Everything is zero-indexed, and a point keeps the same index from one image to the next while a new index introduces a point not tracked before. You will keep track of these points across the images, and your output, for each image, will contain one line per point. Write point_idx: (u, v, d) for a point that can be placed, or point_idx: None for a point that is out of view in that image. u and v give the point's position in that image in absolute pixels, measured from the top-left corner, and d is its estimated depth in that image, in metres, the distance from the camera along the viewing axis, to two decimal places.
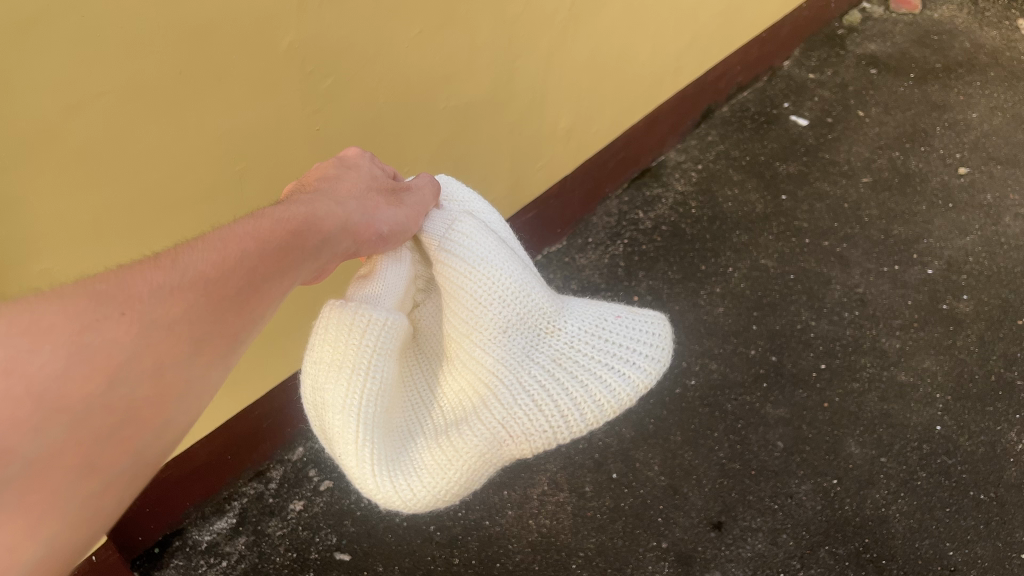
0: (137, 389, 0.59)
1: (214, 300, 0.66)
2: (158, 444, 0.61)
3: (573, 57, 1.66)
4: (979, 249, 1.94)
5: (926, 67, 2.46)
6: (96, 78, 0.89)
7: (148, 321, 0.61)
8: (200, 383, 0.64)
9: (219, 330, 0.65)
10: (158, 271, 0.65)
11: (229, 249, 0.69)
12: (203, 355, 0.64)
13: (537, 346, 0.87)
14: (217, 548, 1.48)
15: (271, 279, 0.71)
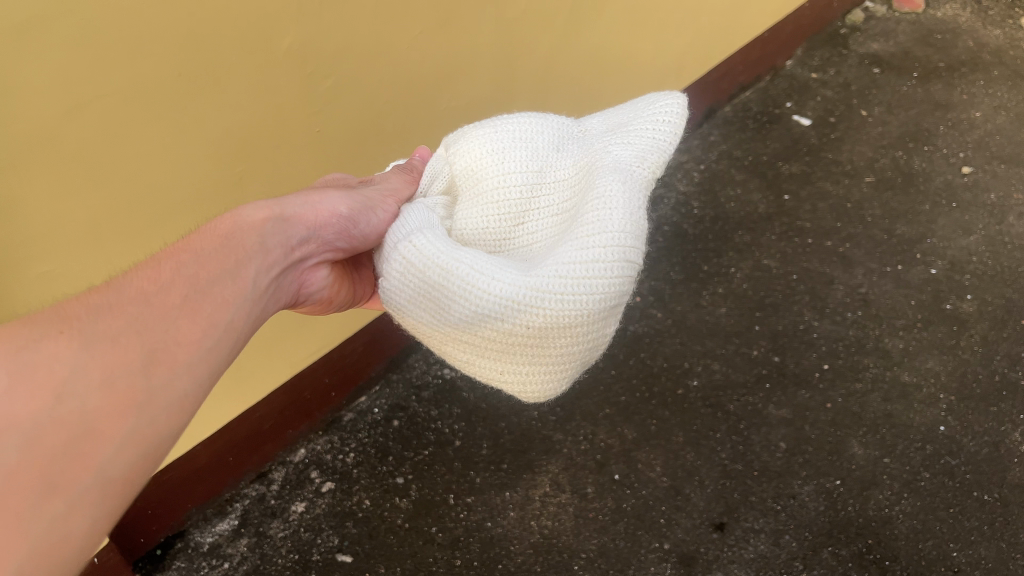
0: (88, 401, 0.62)
1: (157, 309, 0.70)
2: (122, 455, 0.62)
3: (574, 57, 1.66)
4: (983, 248, 1.93)
5: (929, 66, 2.46)
6: (95, 80, 0.89)
7: (88, 338, 0.65)
8: (161, 388, 0.66)
9: (169, 336, 0.69)
10: (97, 296, 0.70)
11: (164, 265, 0.75)
12: (156, 362, 0.67)
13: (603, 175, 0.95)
14: (219, 550, 1.48)
15: (219, 285, 0.75)
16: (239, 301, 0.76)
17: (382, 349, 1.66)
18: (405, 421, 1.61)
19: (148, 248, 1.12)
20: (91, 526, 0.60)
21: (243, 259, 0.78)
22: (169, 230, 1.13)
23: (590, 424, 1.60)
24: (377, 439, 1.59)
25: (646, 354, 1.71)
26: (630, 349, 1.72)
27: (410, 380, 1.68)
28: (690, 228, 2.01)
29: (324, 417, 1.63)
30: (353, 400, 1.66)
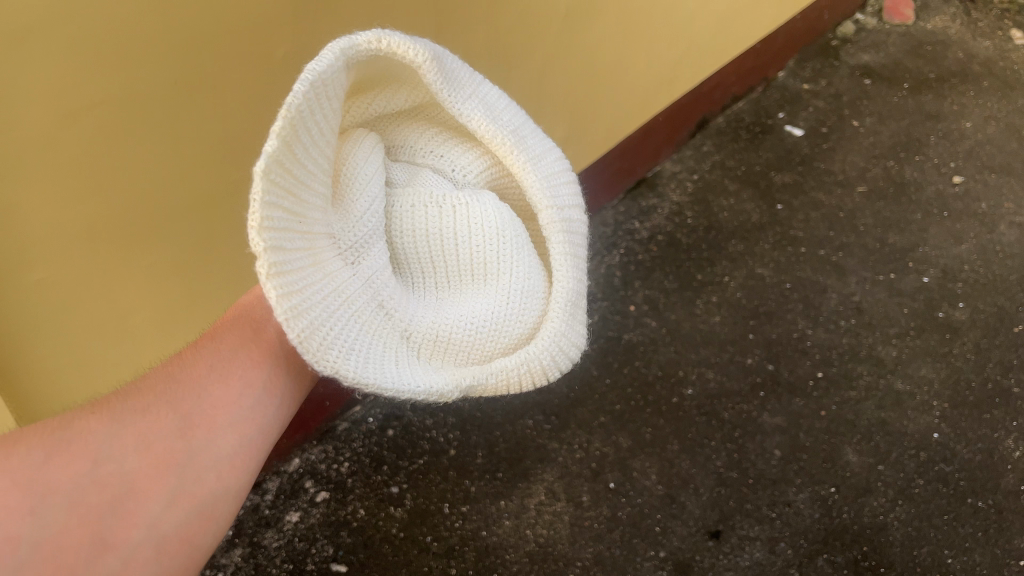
0: (129, 463, 0.68)
1: (182, 385, 0.75)
2: (173, 511, 0.69)
3: (568, 68, 1.67)
4: (974, 257, 1.94)
5: (920, 77, 2.48)
6: (90, 88, 0.90)
7: (119, 414, 0.71)
8: (201, 449, 0.72)
9: (197, 408, 0.74)
10: (124, 386, 0.75)
11: (187, 353, 0.80)
12: (190, 429, 0.73)
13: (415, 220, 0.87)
14: (212, 560, 1.46)
15: (241, 352, 0.81)
16: (262, 374, 0.81)
17: None
18: (400, 431, 1.62)
19: (144, 255, 1.12)
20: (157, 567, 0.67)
21: (263, 326, 0.84)
22: (166, 238, 1.12)
23: (586, 433, 1.60)
24: (371, 447, 1.60)
25: (640, 363, 1.72)
26: (624, 359, 1.73)
27: None
28: (684, 238, 2.02)
29: (318, 426, 1.62)
30: (347, 409, 1.65)
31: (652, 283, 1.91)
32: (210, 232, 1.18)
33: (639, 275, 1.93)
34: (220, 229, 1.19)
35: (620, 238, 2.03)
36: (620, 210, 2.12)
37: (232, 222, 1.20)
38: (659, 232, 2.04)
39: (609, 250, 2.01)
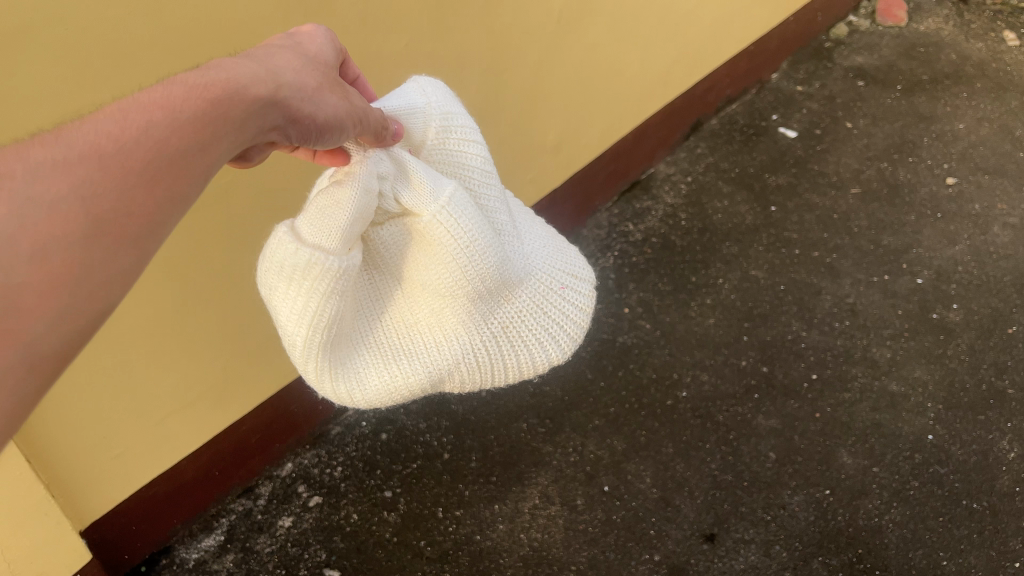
0: (17, 271, 0.50)
1: (115, 172, 0.57)
2: (57, 332, 0.52)
3: (561, 70, 1.67)
4: (968, 258, 1.94)
5: (913, 79, 2.48)
6: (80, 90, 0.90)
7: (24, 199, 0.53)
8: (102, 262, 0.55)
9: (122, 204, 0.57)
10: (40, 148, 0.56)
11: (131, 118, 0.60)
12: (105, 233, 0.56)
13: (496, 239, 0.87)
14: (204, 566, 1.45)
15: (190, 146, 0.62)
16: (201, 181, 0.63)
17: None
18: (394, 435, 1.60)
19: None
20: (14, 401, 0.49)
21: (223, 132, 0.64)
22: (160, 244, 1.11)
23: (580, 436, 1.59)
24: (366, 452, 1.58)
25: (635, 366, 1.72)
26: (618, 362, 1.73)
27: None
28: (678, 240, 2.02)
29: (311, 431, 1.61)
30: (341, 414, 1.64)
31: (646, 286, 1.91)
32: None
33: (633, 278, 1.93)
34: None
35: (614, 241, 2.03)
36: (614, 212, 2.11)
37: None
38: (653, 234, 2.04)
39: (602, 253, 2.00)
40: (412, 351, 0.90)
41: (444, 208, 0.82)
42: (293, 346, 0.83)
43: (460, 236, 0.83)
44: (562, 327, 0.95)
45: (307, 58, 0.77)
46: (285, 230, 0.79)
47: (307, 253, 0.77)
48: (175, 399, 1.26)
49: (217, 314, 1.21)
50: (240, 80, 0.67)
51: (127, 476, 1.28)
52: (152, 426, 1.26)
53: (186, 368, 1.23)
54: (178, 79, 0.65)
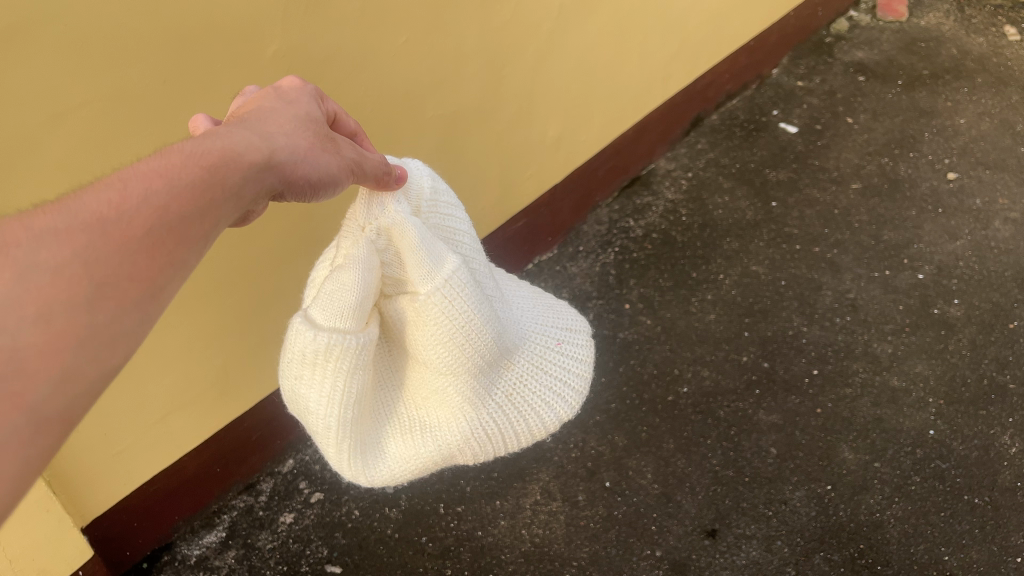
0: (22, 335, 0.53)
1: (116, 240, 0.60)
2: (61, 394, 0.54)
3: (561, 67, 1.67)
4: (969, 253, 1.94)
5: (914, 73, 2.48)
6: (80, 86, 0.90)
7: (27, 266, 0.55)
8: (106, 325, 0.57)
9: (123, 271, 0.59)
10: (46, 217, 0.59)
11: (129, 188, 0.63)
12: (107, 298, 0.58)
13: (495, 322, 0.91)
14: (206, 562, 1.44)
15: (190, 214, 0.65)
16: (201, 246, 0.66)
17: None
18: None
19: None
20: (19, 463, 0.51)
21: (221, 198, 0.67)
22: None
23: (581, 432, 1.59)
24: None
25: (635, 362, 1.72)
26: (619, 358, 1.73)
27: None
28: (679, 235, 2.02)
29: None
30: None
31: (647, 281, 1.91)
32: None
33: (633, 273, 1.93)
34: None
35: (614, 236, 2.03)
36: (615, 208, 2.11)
37: None
38: (654, 230, 2.04)
39: (603, 248, 2.00)
40: (427, 427, 0.96)
41: (440, 288, 0.85)
42: (319, 423, 0.89)
43: (457, 316, 0.86)
44: (564, 385, 1.00)
45: (300, 116, 0.80)
46: (301, 320, 0.84)
47: (326, 339, 0.83)
48: (176, 395, 1.26)
49: (217, 309, 1.21)
50: (237, 147, 0.71)
51: (129, 473, 1.28)
52: (153, 423, 1.25)
53: (185, 364, 1.23)
54: (175, 148, 0.68)
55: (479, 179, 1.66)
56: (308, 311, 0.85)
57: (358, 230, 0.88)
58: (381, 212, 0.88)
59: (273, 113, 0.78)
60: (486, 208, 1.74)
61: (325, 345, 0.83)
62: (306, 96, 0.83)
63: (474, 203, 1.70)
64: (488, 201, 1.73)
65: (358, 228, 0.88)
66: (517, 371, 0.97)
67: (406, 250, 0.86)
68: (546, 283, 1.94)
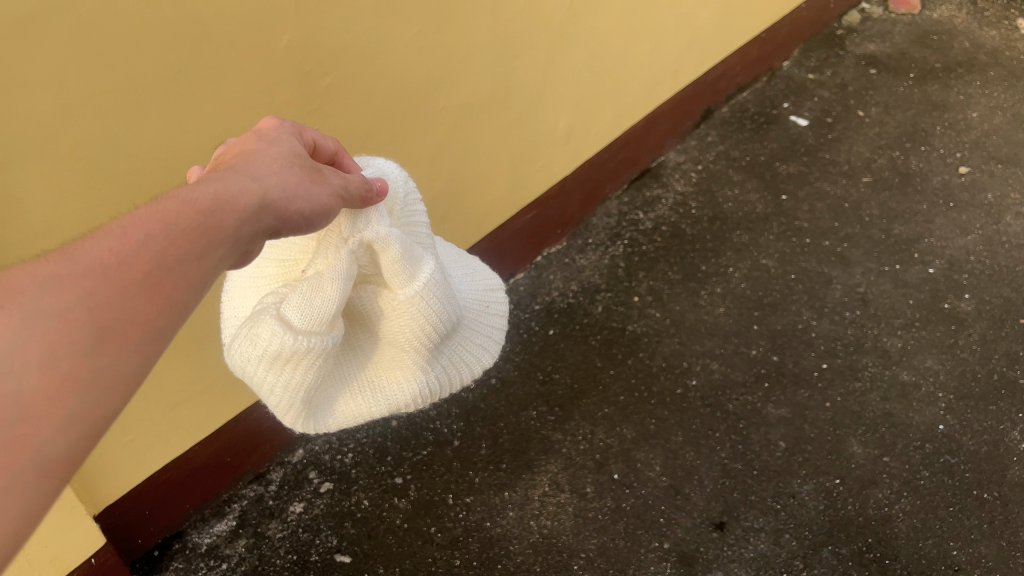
0: (25, 382, 0.51)
1: (119, 285, 0.58)
2: (62, 440, 0.52)
3: (572, 59, 1.66)
4: (981, 248, 1.94)
5: (926, 67, 2.47)
6: (93, 76, 0.91)
7: (31, 312, 0.54)
8: (107, 369, 0.55)
9: (126, 314, 0.57)
10: (47, 263, 0.58)
11: (129, 234, 0.61)
12: (111, 342, 0.56)
13: (453, 291, 0.87)
14: (217, 551, 1.44)
15: (189, 258, 0.62)
16: (201, 290, 0.63)
17: None
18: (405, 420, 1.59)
19: None
20: (17, 515, 0.50)
21: (217, 241, 0.65)
22: None
23: (590, 424, 1.60)
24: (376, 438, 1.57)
25: (644, 355, 1.72)
26: (628, 351, 1.73)
27: None
28: (688, 228, 2.02)
29: None
30: None
31: (656, 274, 1.91)
32: None
33: (643, 266, 1.92)
34: None
35: (624, 229, 2.03)
36: (624, 200, 2.11)
37: None
38: (663, 223, 2.04)
39: (612, 241, 2.00)
40: (375, 388, 0.92)
41: (416, 296, 0.83)
42: (274, 403, 0.83)
43: (432, 317, 0.84)
44: (492, 334, 0.99)
45: (285, 153, 0.77)
46: (271, 315, 0.76)
47: (302, 342, 0.76)
48: (187, 385, 1.27)
49: None
50: (229, 191, 0.68)
51: (139, 462, 1.29)
52: (163, 413, 1.26)
53: (198, 354, 1.23)
54: (170, 195, 0.66)
55: (489, 170, 1.66)
56: (275, 306, 0.77)
57: (339, 242, 0.81)
58: (365, 225, 0.82)
59: (259, 154, 0.76)
60: (496, 200, 1.74)
61: (304, 344, 0.76)
62: (286, 133, 0.80)
63: (484, 194, 1.70)
64: (498, 192, 1.73)
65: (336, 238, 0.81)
66: (462, 333, 0.94)
67: (386, 260, 0.82)
68: (555, 274, 1.93)
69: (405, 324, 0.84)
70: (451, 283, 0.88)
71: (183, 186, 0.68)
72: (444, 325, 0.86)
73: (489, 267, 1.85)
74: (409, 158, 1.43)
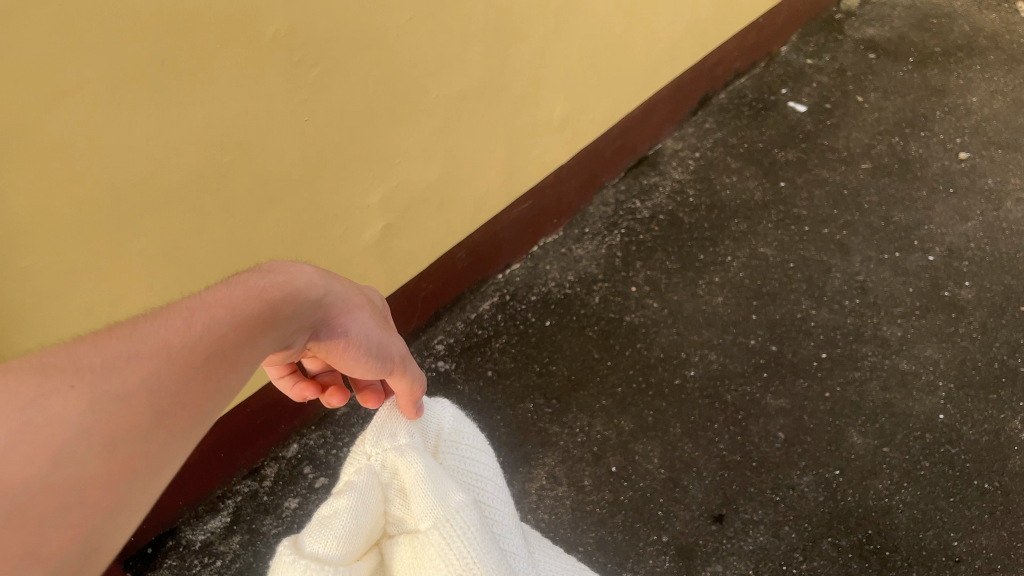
0: (86, 468, 0.50)
1: (180, 369, 0.58)
2: (118, 533, 0.52)
3: (568, 46, 1.64)
4: (981, 235, 1.92)
5: (925, 51, 2.44)
6: (76, 66, 0.88)
7: (101, 394, 0.53)
8: (159, 457, 0.55)
9: (184, 403, 0.58)
10: (113, 341, 0.57)
11: (195, 318, 0.62)
12: (164, 427, 0.56)
13: (493, 541, 0.76)
14: (211, 548, 1.40)
15: (242, 347, 0.64)
16: (245, 375, 0.65)
17: None
18: None
19: (138, 241, 1.08)
20: None
21: (269, 332, 0.67)
22: (162, 223, 1.09)
23: (587, 416, 1.58)
24: None
25: (642, 346, 1.71)
26: (625, 341, 1.72)
27: None
28: (686, 217, 2.00)
29: (317, 412, 1.57)
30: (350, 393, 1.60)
31: (653, 264, 1.89)
32: (205, 218, 1.13)
33: (640, 256, 1.91)
34: (213, 219, 1.14)
35: (621, 218, 2.01)
36: (621, 189, 2.09)
37: (226, 213, 1.16)
38: (660, 212, 2.02)
39: (609, 230, 1.98)
40: None
41: (442, 525, 0.75)
42: None
43: (455, 561, 0.73)
44: None
45: (363, 296, 0.84)
46: (287, 545, 0.74)
47: (303, 565, 0.71)
48: None
49: None
50: (299, 285, 0.72)
51: None
52: None
53: None
54: (240, 281, 0.69)
55: (484, 160, 1.64)
56: (295, 538, 0.75)
57: (362, 459, 0.81)
58: (390, 444, 0.82)
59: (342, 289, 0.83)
60: (491, 190, 1.71)
61: (307, 574, 0.71)
62: (375, 295, 0.89)
63: (480, 184, 1.67)
64: (493, 182, 1.70)
65: (364, 455, 0.82)
66: None
67: (407, 478, 0.79)
68: (551, 265, 1.90)
69: (431, 571, 0.73)
70: (496, 545, 0.78)
71: (253, 273, 0.72)
72: None
73: (485, 258, 1.81)
74: (403, 149, 1.41)
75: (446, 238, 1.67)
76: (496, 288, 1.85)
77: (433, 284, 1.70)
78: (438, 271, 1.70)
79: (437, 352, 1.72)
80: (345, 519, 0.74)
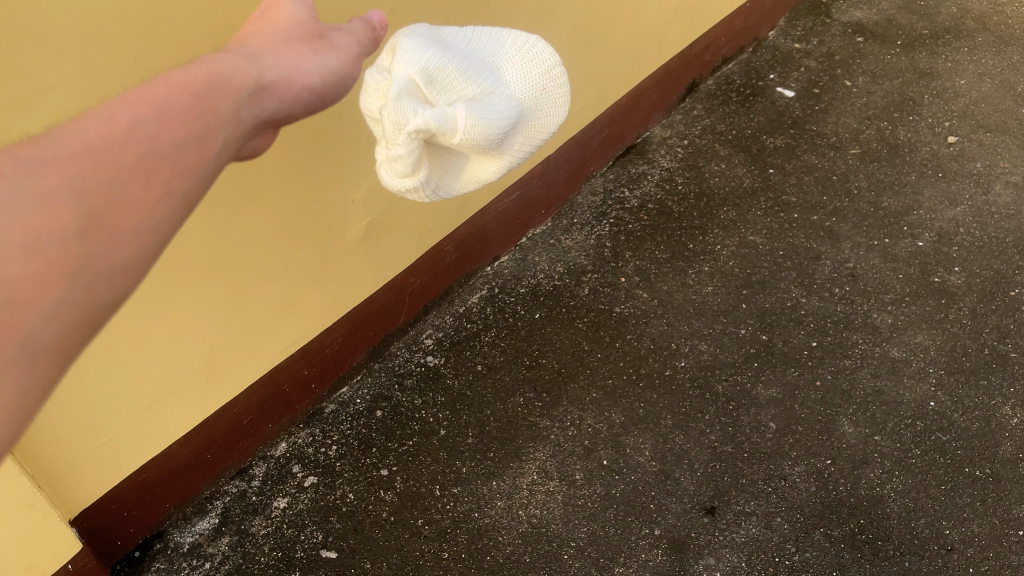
0: (6, 267, 0.47)
1: (108, 171, 0.53)
2: (56, 325, 0.49)
3: (553, 34, 1.63)
4: (970, 219, 1.92)
5: (913, 34, 2.48)
6: (44, 67, 0.86)
7: (12, 194, 0.49)
8: (101, 254, 0.52)
9: (117, 199, 0.53)
10: (26, 144, 0.52)
11: (117, 116, 0.56)
12: (101, 229, 0.52)
13: (477, 75, 1.01)
14: (199, 550, 1.37)
15: (186, 143, 0.58)
16: (201, 177, 0.59)
17: (364, 337, 1.60)
18: (389, 412, 1.56)
19: None
20: (14, 410, 0.46)
21: (212, 123, 0.61)
22: None
23: (578, 409, 1.57)
24: (360, 430, 1.53)
25: (632, 337, 1.70)
26: (615, 333, 1.71)
27: (391, 369, 1.65)
28: (675, 205, 1.99)
29: (305, 409, 1.56)
30: (335, 391, 1.60)
31: (642, 254, 1.88)
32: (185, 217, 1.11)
33: (629, 246, 1.90)
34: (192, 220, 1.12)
35: (610, 208, 1.99)
36: (609, 177, 2.08)
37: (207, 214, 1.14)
38: (649, 200, 2.01)
39: (598, 220, 1.96)
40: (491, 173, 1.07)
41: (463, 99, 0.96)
42: None
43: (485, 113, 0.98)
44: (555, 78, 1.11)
45: (280, 38, 0.77)
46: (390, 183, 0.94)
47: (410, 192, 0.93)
48: (162, 383, 1.22)
49: (200, 290, 1.18)
50: (222, 70, 0.65)
51: (115, 464, 1.23)
52: (138, 410, 1.22)
53: (169, 349, 1.19)
54: (164, 73, 0.61)
55: None
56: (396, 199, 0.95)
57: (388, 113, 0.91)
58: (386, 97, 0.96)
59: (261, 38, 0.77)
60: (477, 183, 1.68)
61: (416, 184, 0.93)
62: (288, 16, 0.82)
63: None
64: None
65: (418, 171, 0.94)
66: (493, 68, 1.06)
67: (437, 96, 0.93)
68: (540, 256, 1.88)
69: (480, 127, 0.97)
70: (480, 90, 1.00)
71: (174, 62, 0.63)
72: (492, 105, 1.00)
73: (473, 251, 1.79)
74: None
75: (433, 231, 1.64)
76: (485, 281, 1.83)
77: (421, 279, 1.67)
78: (427, 264, 1.67)
79: (426, 347, 1.69)
80: (406, 150, 0.90)
